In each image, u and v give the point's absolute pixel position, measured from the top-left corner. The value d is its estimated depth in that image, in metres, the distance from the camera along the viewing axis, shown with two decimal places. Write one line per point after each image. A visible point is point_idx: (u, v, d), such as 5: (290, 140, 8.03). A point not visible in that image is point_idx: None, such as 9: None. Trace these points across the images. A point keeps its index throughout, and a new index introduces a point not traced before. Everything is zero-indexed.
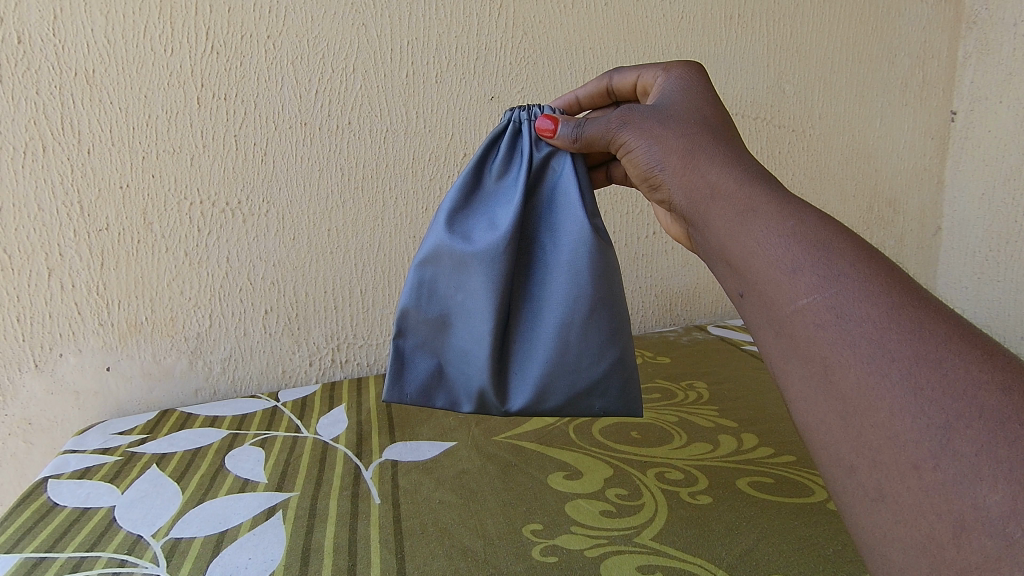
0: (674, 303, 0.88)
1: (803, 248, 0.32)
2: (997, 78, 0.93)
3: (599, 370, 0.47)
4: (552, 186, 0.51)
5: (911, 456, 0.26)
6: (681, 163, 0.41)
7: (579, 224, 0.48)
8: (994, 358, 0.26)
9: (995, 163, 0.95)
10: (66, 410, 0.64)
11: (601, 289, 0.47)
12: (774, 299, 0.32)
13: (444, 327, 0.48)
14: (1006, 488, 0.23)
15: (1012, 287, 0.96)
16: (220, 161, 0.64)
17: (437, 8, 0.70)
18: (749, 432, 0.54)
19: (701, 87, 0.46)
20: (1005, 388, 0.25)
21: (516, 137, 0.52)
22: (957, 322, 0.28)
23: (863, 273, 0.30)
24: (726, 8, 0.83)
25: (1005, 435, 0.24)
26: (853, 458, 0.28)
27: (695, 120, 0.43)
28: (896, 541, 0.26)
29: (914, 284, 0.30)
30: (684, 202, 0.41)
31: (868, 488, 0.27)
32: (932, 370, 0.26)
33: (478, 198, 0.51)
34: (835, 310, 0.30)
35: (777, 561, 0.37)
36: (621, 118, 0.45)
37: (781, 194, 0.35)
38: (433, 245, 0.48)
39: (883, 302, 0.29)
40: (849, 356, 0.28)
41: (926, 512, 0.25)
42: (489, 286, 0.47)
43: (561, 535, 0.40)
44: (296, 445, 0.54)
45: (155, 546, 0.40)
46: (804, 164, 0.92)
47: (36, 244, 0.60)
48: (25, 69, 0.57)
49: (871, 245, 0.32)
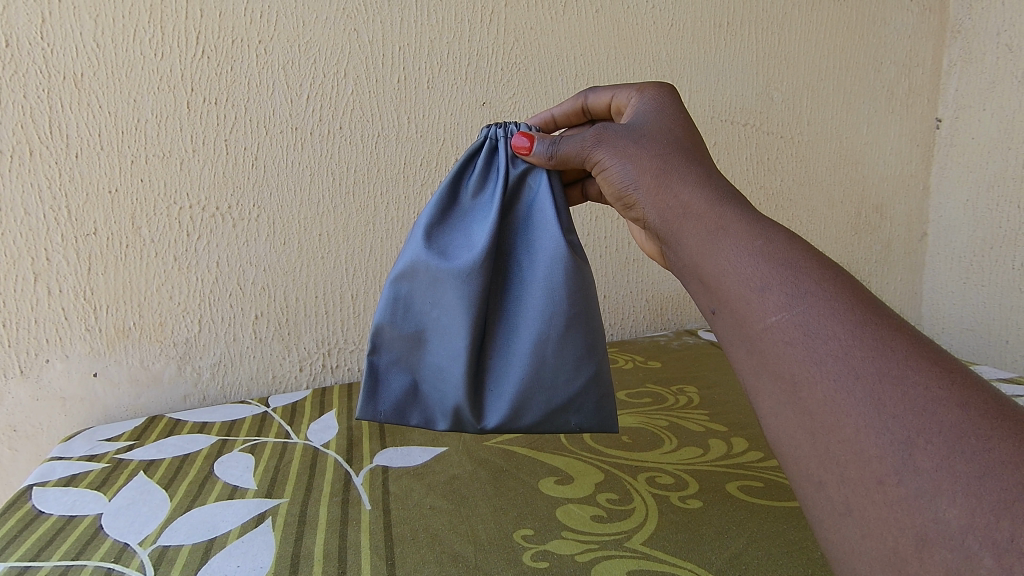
0: (666, 308, 0.89)
1: (771, 267, 0.32)
2: (981, 87, 0.95)
3: (576, 384, 0.48)
4: (528, 203, 0.51)
5: (875, 470, 0.26)
6: (654, 182, 0.41)
7: (555, 240, 0.49)
8: (952, 376, 0.27)
9: (980, 170, 0.96)
10: (51, 417, 0.63)
11: (577, 305, 0.48)
12: (742, 318, 0.33)
13: (420, 344, 0.48)
14: (965, 501, 0.24)
15: (996, 292, 0.97)
16: (211, 166, 0.64)
17: (429, 14, 0.70)
18: (738, 437, 0.54)
19: (673, 107, 0.46)
20: (963, 404, 0.26)
21: (492, 154, 0.52)
22: (920, 342, 0.28)
23: (829, 292, 0.30)
24: (715, 16, 0.84)
25: (962, 450, 0.25)
26: (822, 472, 0.28)
27: (668, 139, 0.43)
28: (861, 551, 0.26)
29: (876, 302, 0.31)
30: (656, 220, 0.41)
31: (835, 501, 0.27)
32: (894, 388, 0.27)
33: (454, 214, 0.51)
34: (803, 327, 0.30)
35: (765, 564, 0.37)
36: (596, 137, 0.45)
37: (750, 213, 0.36)
38: (410, 262, 0.48)
39: (847, 321, 0.29)
40: (816, 374, 0.29)
41: (889, 525, 0.25)
42: (464, 303, 0.47)
43: (552, 540, 0.40)
44: (286, 452, 0.54)
45: (142, 554, 0.40)
46: (793, 170, 0.93)
47: (23, 249, 0.59)
48: (13, 72, 0.56)
49: (838, 265, 0.32)
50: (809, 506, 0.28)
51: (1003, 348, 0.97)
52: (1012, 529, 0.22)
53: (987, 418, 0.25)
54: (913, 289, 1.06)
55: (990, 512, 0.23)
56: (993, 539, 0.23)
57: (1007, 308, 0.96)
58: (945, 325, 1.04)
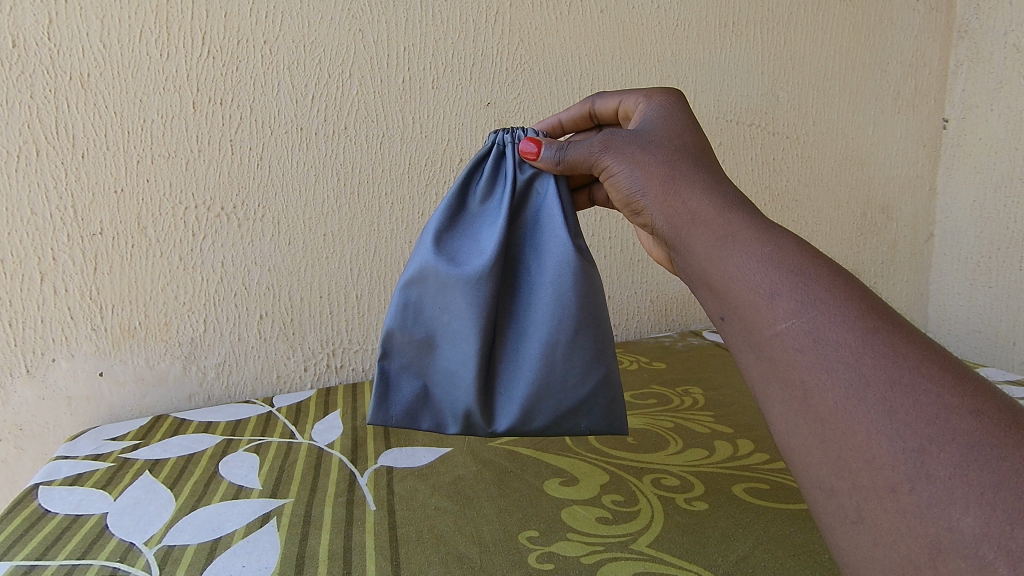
0: (671, 309, 0.89)
1: (781, 274, 0.32)
2: (988, 87, 0.94)
3: (583, 389, 0.48)
4: (536, 207, 0.51)
5: (887, 478, 0.26)
6: (662, 190, 0.41)
7: (562, 244, 0.49)
8: (965, 383, 0.27)
9: (986, 171, 0.96)
10: (57, 416, 0.63)
11: (585, 309, 0.48)
12: (753, 325, 0.33)
13: (429, 349, 0.48)
14: (980, 510, 0.23)
15: (1003, 293, 0.96)
16: (216, 166, 0.64)
17: (434, 14, 0.70)
18: (744, 438, 0.54)
19: (681, 113, 0.46)
20: (976, 412, 0.25)
21: (499, 158, 0.52)
22: (932, 348, 0.28)
23: (840, 300, 0.30)
24: (720, 16, 0.84)
25: (976, 459, 0.24)
26: (834, 480, 0.28)
27: (676, 146, 0.43)
28: (874, 558, 0.26)
29: (888, 309, 0.30)
30: (665, 227, 0.40)
31: (848, 509, 0.27)
32: (905, 395, 0.27)
33: (463, 219, 0.51)
34: (813, 335, 0.30)
35: (772, 567, 0.37)
36: (604, 143, 0.45)
37: (760, 219, 0.36)
38: (417, 267, 0.48)
39: (859, 328, 0.29)
40: (827, 382, 0.28)
41: (903, 533, 0.25)
42: (472, 308, 0.47)
43: (557, 542, 0.39)
44: (291, 452, 0.54)
45: (148, 553, 0.40)
46: (798, 171, 0.93)
47: (29, 248, 0.59)
48: (19, 72, 0.56)
49: (848, 271, 0.32)
50: (819, 512, 0.28)
51: (1010, 349, 0.97)
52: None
53: (1001, 426, 0.25)
54: (919, 290, 1.05)
55: (1005, 521, 0.23)
56: (1008, 548, 0.22)
57: (1013, 309, 0.95)
58: (951, 326, 1.04)
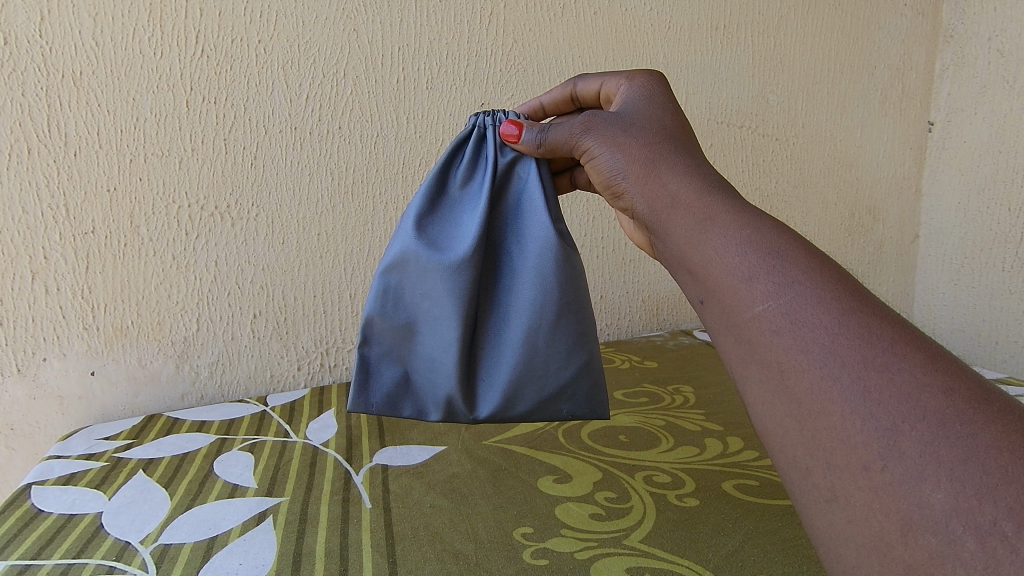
0: (662, 308, 0.90)
1: (758, 257, 0.33)
2: (972, 91, 0.96)
3: (566, 373, 0.48)
4: (518, 191, 0.51)
5: (861, 457, 0.26)
6: (643, 173, 0.42)
7: (544, 229, 0.49)
8: (937, 361, 0.27)
9: (970, 173, 0.97)
10: (48, 415, 0.63)
11: (567, 293, 0.48)
12: (732, 308, 0.33)
13: (409, 334, 0.48)
14: (950, 486, 0.24)
15: (986, 293, 0.98)
16: (209, 165, 0.64)
17: (428, 15, 0.70)
18: (734, 436, 0.55)
19: (662, 96, 0.47)
20: (947, 390, 0.26)
21: (480, 141, 0.53)
22: (903, 327, 0.29)
23: (817, 281, 0.31)
24: (712, 19, 0.85)
25: (946, 435, 0.25)
26: (809, 460, 0.28)
27: (657, 129, 0.44)
28: (850, 533, 0.27)
29: (862, 290, 0.31)
30: (645, 211, 0.41)
31: (823, 487, 0.28)
32: (879, 375, 0.27)
33: (444, 204, 0.51)
34: (790, 316, 0.31)
35: (761, 561, 0.38)
36: (585, 124, 0.46)
37: (738, 203, 0.36)
38: (398, 252, 0.48)
39: (834, 309, 0.30)
40: (803, 362, 0.29)
41: (876, 510, 0.26)
42: (453, 293, 0.47)
43: (551, 538, 0.40)
44: (285, 451, 0.54)
45: (144, 552, 0.40)
46: (787, 172, 0.94)
47: (21, 247, 0.59)
48: (11, 70, 0.56)
49: (822, 252, 0.33)
50: (799, 495, 0.29)
51: (991, 349, 0.99)
52: (998, 512, 0.23)
53: (970, 403, 0.26)
54: (904, 290, 1.07)
55: (973, 496, 0.24)
56: (979, 524, 0.23)
57: (996, 309, 0.97)
58: (936, 325, 1.06)
